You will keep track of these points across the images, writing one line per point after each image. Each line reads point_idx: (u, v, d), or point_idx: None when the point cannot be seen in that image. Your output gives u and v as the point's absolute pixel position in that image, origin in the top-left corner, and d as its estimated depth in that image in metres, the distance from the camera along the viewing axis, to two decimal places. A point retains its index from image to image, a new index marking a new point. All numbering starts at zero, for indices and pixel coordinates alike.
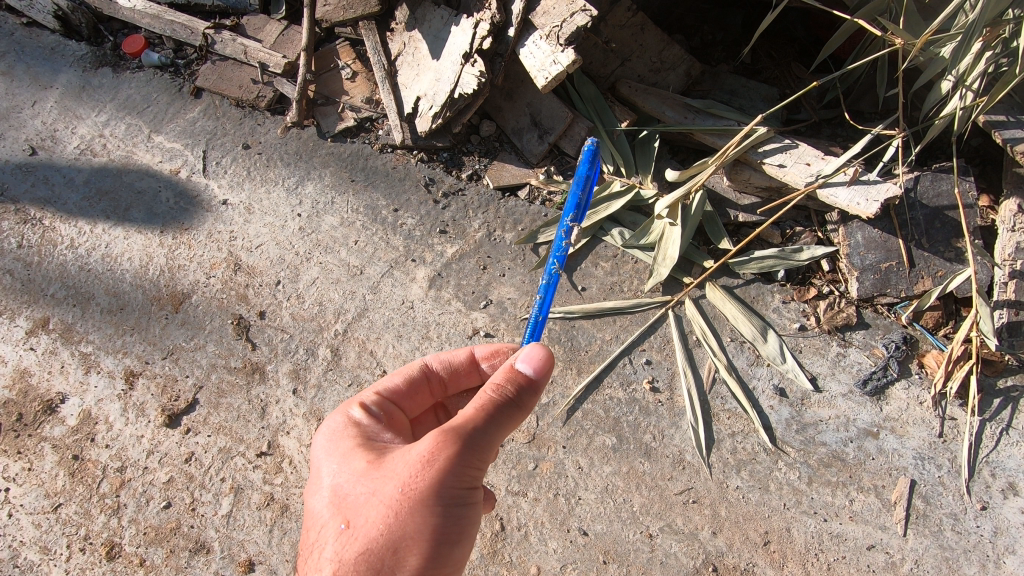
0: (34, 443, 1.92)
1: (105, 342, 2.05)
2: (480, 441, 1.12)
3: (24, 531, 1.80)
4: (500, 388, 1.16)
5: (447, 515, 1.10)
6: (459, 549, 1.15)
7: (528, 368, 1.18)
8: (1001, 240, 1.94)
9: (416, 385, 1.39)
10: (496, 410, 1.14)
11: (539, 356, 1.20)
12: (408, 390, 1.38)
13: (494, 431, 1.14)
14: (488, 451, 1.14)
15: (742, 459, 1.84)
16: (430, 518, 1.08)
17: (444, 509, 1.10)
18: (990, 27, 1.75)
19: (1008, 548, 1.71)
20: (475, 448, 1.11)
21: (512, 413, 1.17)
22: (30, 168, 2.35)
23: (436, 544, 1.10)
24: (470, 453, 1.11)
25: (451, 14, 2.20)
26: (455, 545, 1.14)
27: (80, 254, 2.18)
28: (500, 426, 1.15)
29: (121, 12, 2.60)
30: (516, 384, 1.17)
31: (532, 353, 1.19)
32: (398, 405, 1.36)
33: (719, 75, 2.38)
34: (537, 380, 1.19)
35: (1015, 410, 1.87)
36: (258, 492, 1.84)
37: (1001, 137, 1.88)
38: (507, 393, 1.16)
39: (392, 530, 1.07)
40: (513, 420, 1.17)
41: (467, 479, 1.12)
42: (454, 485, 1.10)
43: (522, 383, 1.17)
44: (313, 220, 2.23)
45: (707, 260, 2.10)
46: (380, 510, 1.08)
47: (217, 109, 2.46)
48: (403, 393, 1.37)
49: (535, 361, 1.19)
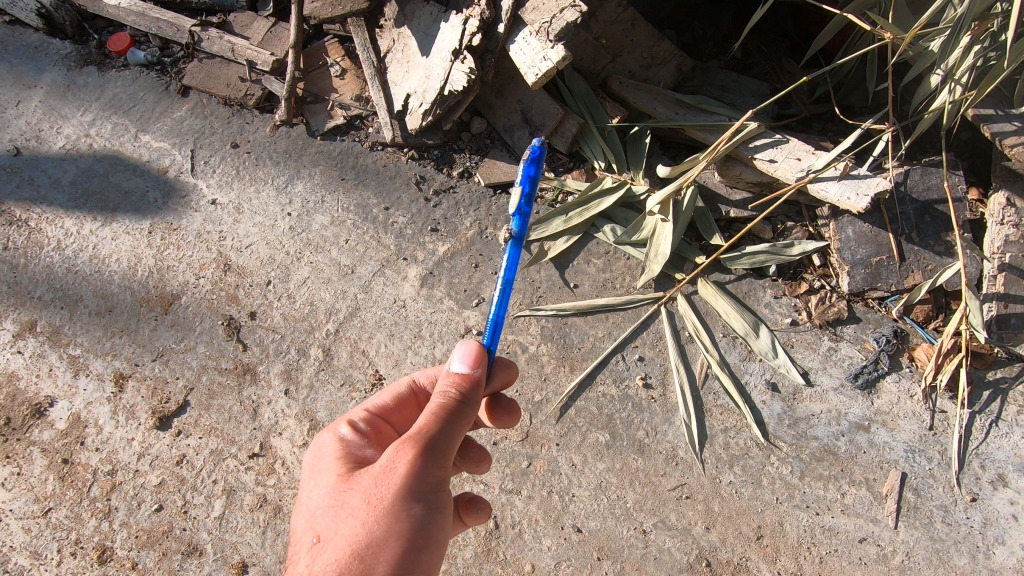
0: (23, 447, 1.90)
1: (93, 344, 2.03)
2: (441, 446, 1.11)
3: (13, 536, 1.79)
4: (448, 392, 1.16)
5: (412, 521, 1.09)
6: (431, 557, 1.13)
7: (463, 367, 1.19)
8: (989, 233, 1.96)
9: (405, 402, 1.40)
10: (451, 415, 1.14)
11: (472, 352, 1.21)
12: (397, 407, 1.38)
13: (452, 435, 1.13)
14: (449, 458, 1.14)
15: (735, 455, 1.84)
16: (396, 525, 1.08)
17: (408, 514, 1.09)
18: (979, 21, 1.75)
19: (998, 539, 1.72)
20: (437, 453, 1.11)
21: (465, 415, 1.16)
22: (14, 169, 2.32)
23: (404, 550, 1.09)
24: (432, 460, 1.10)
25: (440, 10, 2.19)
26: (424, 553, 1.12)
27: (67, 256, 2.16)
28: (459, 429, 1.14)
29: (106, 11, 2.55)
30: (459, 386, 1.17)
31: (466, 352, 1.21)
32: (387, 420, 1.36)
33: (709, 71, 2.37)
34: (477, 375, 1.20)
35: (1004, 402, 1.88)
36: (250, 494, 1.83)
37: (989, 131, 1.89)
38: (454, 395, 1.16)
39: (357, 539, 1.07)
40: (469, 423, 1.17)
41: (429, 485, 1.10)
42: (416, 491, 1.09)
43: (464, 384, 1.18)
44: (303, 219, 2.21)
45: (699, 256, 2.10)
46: (348, 520, 1.09)
47: (205, 107, 2.44)
48: (392, 410, 1.38)
49: (468, 357, 1.20)
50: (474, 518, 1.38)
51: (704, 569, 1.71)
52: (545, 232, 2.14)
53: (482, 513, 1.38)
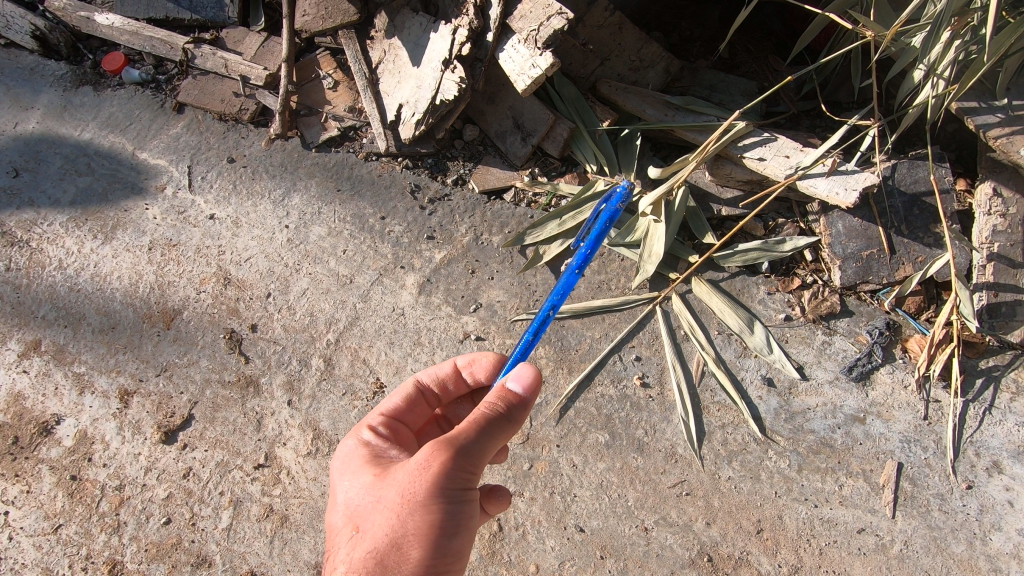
0: (31, 465, 1.92)
1: (98, 362, 2.05)
2: (473, 450, 1.15)
3: (25, 554, 1.82)
4: (493, 404, 1.20)
5: (444, 513, 1.13)
6: (459, 543, 1.18)
7: (518, 387, 1.22)
8: (978, 223, 1.98)
9: (415, 402, 1.45)
10: (488, 424, 1.18)
11: (530, 375, 1.24)
12: (408, 407, 1.43)
13: (486, 442, 1.17)
14: (481, 461, 1.17)
15: (733, 450, 1.87)
16: (429, 516, 1.12)
17: (439, 507, 1.13)
18: (958, 17, 1.78)
19: (994, 525, 1.75)
20: (469, 455, 1.15)
21: (503, 427, 1.20)
22: (14, 191, 2.35)
23: (435, 538, 1.13)
24: (464, 463, 1.14)
25: (430, 20, 2.21)
26: (453, 539, 1.17)
27: (69, 275, 2.19)
28: (493, 435, 1.18)
29: (98, 30, 2.58)
30: (507, 401, 1.21)
31: (522, 374, 1.23)
32: (402, 421, 1.41)
33: (697, 71, 2.40)
34: (528, 397, 1.23)
35: (997, 390, 1.91)
36: (257, 504, 1.86)
37: (973, 124, 1.92)
38: (499, 408, 1.19)
39: (394, 530, 1.12)
40: (503, 432, 1.20)
41: (459, 483, 1.14)
42: (447, 487, 1.13)
43: (512, 401, 1.21)
44: (300, 231, 2.24)
45: (692, 255, 2.11)
46: (384, 513, 1.14)
47: (200, 123, 2.47)
48: (404, 410, 1.43)
49: (525, 379, 1.22)
50: (495, 506, 1.42)
51: (706, 564, 1.74)
52: (539, 236, 2.14)
53: (503, 501, 1.42)
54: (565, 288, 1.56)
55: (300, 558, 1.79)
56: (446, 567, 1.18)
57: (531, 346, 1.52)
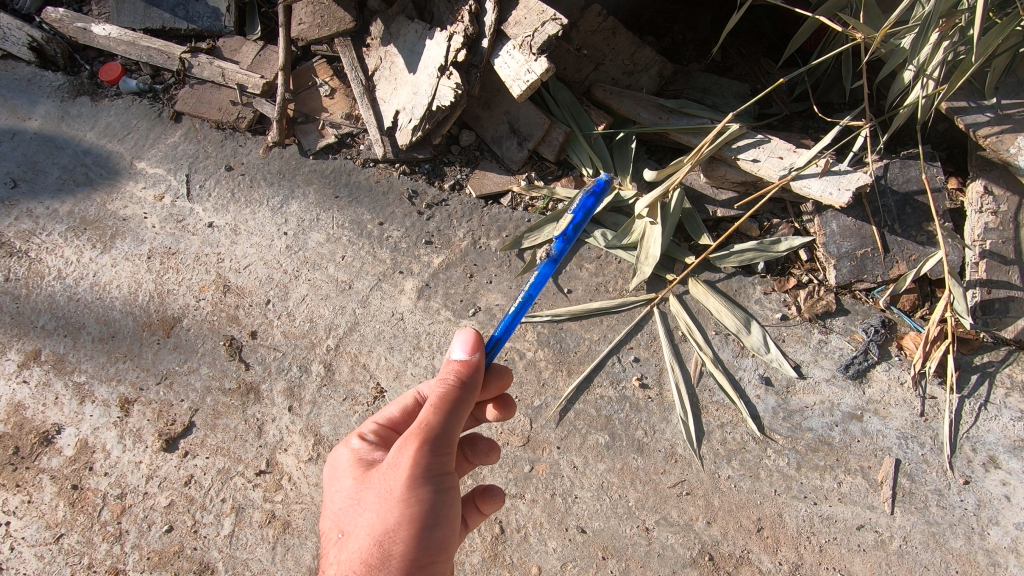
0: (32, 475, 1.93)
1: (98, 371, 2.06)
2: (440, 435, 1.17)
3: (26, 564, 1.81)
4: (447, 381, 1.21)
5: (423, 504, 1.15)
6: (444, 535, 1.19)
7: (462, 353, 1.25)
8: (969, 221, 2.01)
9: (413, 413, 1.43)
10: (450, 406, 1.19)
11: (471, 338, 1.27)
12: (405, 418, 1.43)
13: (452, 424, 1.18)
14: (450, 444, 1.18)
15: (732, 450, 1.88)
16: (407, 510, 1.14)
17: (417, 499, 1.15)
18: (946, 18, 1.82)
19: (992, 520, 1.77)
20: (436, 441, 1.16)
21: (465, 404, 1.21)
22: (12, 202, 2.35)
23: (417, 530, 1.15)
24: (432, 449, 1.16)
25: (425, 28, 2.24)
26: (436, 531, 1.17)
27: (68, 285, 2.19)
28: (457, 415, 1.19)
29: (95, 41, 2.59)
30: (458, 372, 1.23)
31: (462, 337, 1.26)
32: (398, 431, 1.41)
33: (690, 74, 2.43)
34: (476, 360, 1.26)
35: (992, 386, 1.93)
36: (259, 511, 1.86)
37: (963, 123, 1.95)
38: (455, 385, 1.21)
39: (375, 528, 1.13)
40: (466, 410, 1.22)
41: (434, 473, 1.16)
42: (421, 477, 1.15)
43: (463, 371, 1.23)
44: (299, 237, 2.25)
45: (688, 256, 2.13)
46: (366, 513, 1.16)
47: (198, 132, 2.48)
48: (401, 421, 1.42)
49: (467, 344, 1.26)
50: (491, 506, 1.43)
51: (707, 563, 1.75)
52: (538, 239, 2.18)
53: (497, 500, 1.43)
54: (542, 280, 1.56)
55: (303, 564, 1.79)
56: (435, 562, 1.18)
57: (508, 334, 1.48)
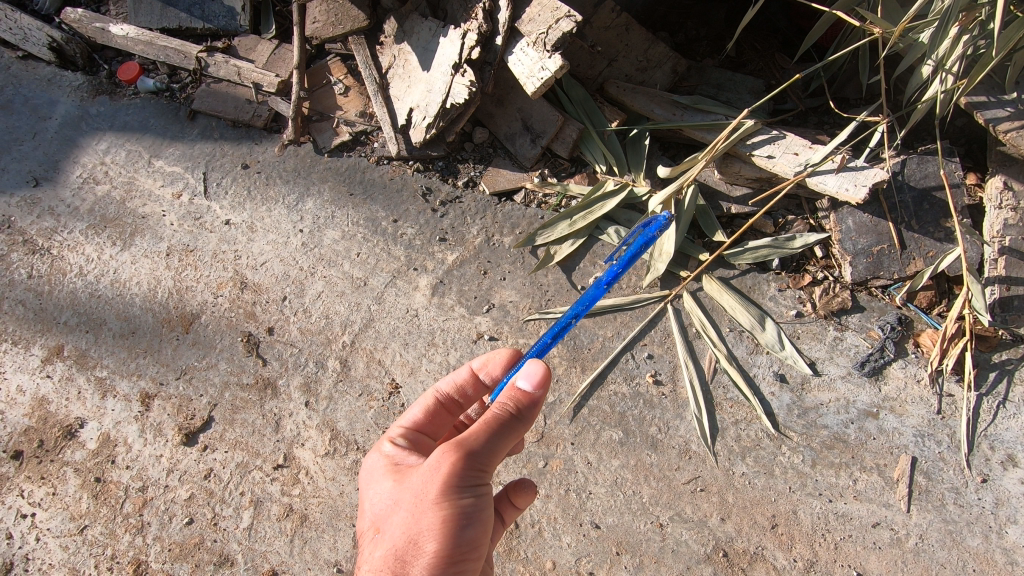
0: (56, 468, 1.97)
1: (119, 366, 2.09)
2: (485, 452, 1.18)
3: (51, 554, 1.86)
4: (501, 405, 1.23)
5: (459, 508, 1.16)
6: (477, 536, 1.20)
7: (526, 386, 1.24)
8: (988, 218, 1.99)
9: (436, 413, 1.45)
10: (499, 425, 1.20)
11: (540, 373, 1.25)
12: (429, 419, 1.44)
13: (498, 443, 1.20)
14: (492, 460, 1.20)
15: (746, 447, 1.88)
16: (443, 512, 1.15)
17: (453, 504, 1.16)
18: (966, 11, 1.78)
19: (1010, 518, 1.76)
20: (480, 455, 1.18)
21: (515, 427, 1.23)
22: (35, 200, 2.40)
23: (450, 532, 1.16)
24: (475, 463, 1.18)
25: (439, 25, 2.24)
26: (469, 532, 1.18)
27: (89, 282, 2.23)
28: (504, 437, 1.21)
29: (113, 40, 2.62)
30: (517, 400, 1.23)
31: (531, 371, 1.25)
32: (423, 433, 1.43)
33: (704, 70, 2.42)
34: (538, 395, 1.25)
35: (1010, 383, 1.91)
36: (277, 504, 1.89)
37: (982, 118, 1.92)
38: (509, 409, 1.22)
39: (410, 527, 1.15)
40: (515, 432, 1.23)
41: (470, 482, 1.17)
42: (459, 485, 1.16)
43: (522, 400, 1.23)
44: (314, 235, 2.27)
45: (702, 253, 2.13)
46: (403, 513, 1.18)
47: (214, 130, 2.50)
48: (426, 423, 1.44)
49: (535, 377, 1.24)
50: (523, 499, 1.42)
51: (721, 559, 1.76)
52: (550, 236, 2.18)
53: (529, 493, 1.41)
54: (591, 299, 1.56)
55: (321, 557, 1.83)
56: (466, 562, 1.19)
57: (550, 345, 1.54)
